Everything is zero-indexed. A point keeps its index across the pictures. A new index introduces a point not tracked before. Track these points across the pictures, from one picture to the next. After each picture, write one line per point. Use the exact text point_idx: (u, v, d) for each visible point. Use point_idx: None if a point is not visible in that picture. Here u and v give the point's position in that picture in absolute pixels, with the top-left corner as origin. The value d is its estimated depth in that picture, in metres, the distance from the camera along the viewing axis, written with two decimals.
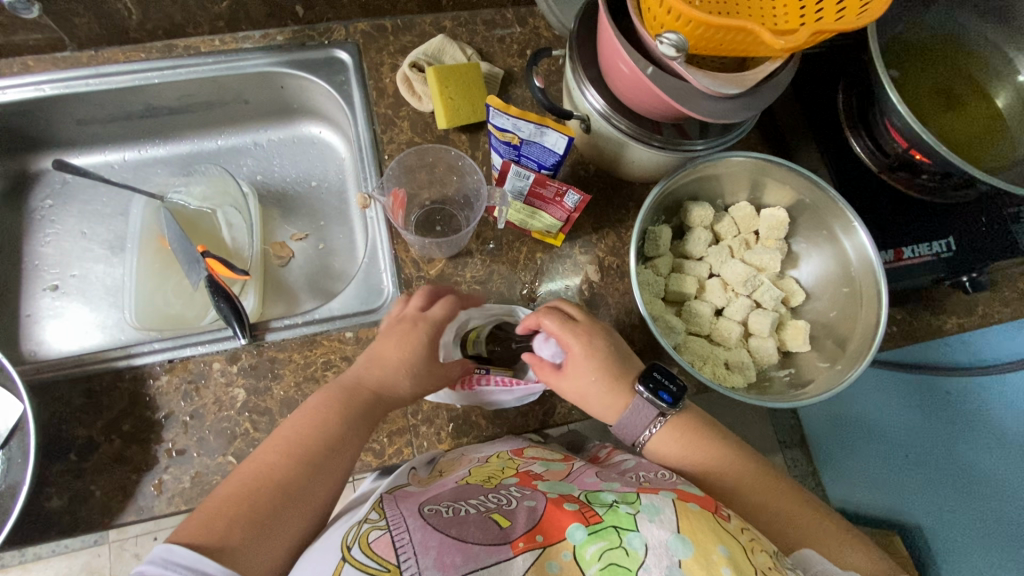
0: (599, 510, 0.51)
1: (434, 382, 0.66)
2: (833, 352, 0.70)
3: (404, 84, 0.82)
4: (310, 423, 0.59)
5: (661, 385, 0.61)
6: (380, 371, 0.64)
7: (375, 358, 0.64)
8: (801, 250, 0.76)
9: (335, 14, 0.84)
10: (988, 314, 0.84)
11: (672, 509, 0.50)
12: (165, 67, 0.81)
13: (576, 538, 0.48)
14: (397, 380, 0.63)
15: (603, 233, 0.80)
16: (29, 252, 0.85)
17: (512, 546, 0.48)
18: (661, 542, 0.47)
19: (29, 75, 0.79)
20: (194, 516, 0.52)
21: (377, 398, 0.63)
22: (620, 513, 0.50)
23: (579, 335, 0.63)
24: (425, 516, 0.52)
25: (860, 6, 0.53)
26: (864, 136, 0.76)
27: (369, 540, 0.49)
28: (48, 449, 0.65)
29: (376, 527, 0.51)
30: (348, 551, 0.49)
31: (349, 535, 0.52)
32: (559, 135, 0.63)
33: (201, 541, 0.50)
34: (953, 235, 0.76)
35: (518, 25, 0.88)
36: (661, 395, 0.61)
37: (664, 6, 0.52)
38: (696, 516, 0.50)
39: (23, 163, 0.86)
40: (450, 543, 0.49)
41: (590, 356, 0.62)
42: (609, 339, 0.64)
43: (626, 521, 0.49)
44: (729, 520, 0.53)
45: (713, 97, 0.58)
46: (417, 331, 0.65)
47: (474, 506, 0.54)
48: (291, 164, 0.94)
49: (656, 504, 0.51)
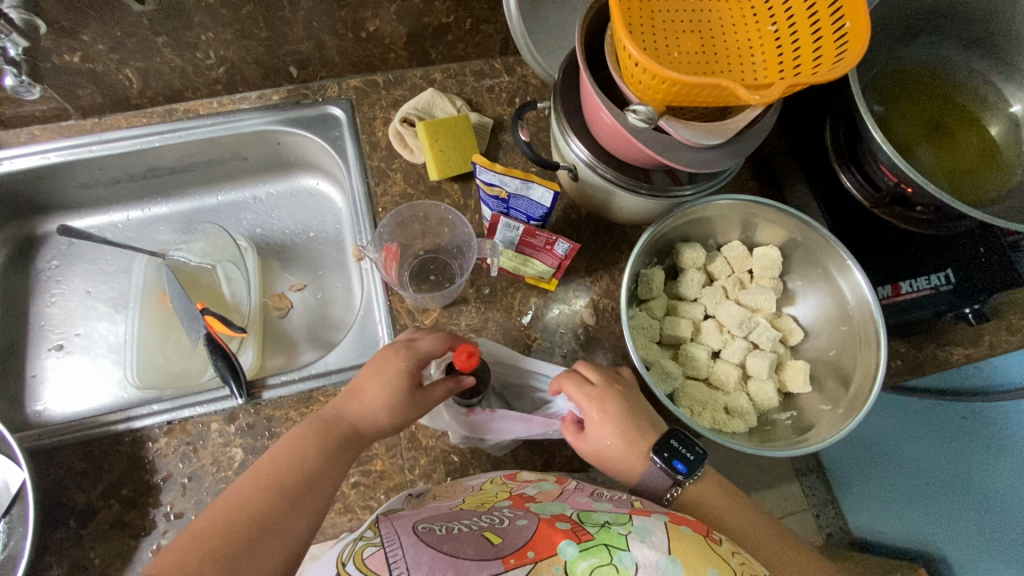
0: (591, 529, 0.51)
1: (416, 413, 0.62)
2: (834, 393, 0.69)
3: (397, 138, 0.84)
4: (295, 455, 0.56)
5: (677, 453, 0.60)
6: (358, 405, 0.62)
7: (360, 387, 0.62)
8: (797, 288, 0.75)
9: (328, 72, 0.87)
10: (996, 343, 0.81)
11: (664, 531, 0.50)
12: (165, 131, 0.84)
13: (568, 554, 0.48)
14: (375, 414, 0.61)
15: (597, 276, 0.80)
16: (35, 313, 0.87)
17: (504, 561, 0.47)
18: (652, 562, 0.47)
19: (35, 144, 0.82)
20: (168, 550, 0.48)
21: (355, 432, 0.60)
22: (612, 532, 0.50)
23: (593, 401, 0.63)
24: (419, 533, 0.53)
25: (835, 58, 0.55)
26: (854, 171, 0.75)
27: (363, 556, 0.50)
28: (48, 516, 0.65)
29: (371, 544, 0.52)
30: (342, 565, 0.50)
31: (345, 551, 0.53)
32: (545, 189, 0.64)
33: None
34: (951, 267, 0.74)
35: (507, 74, 0.90)
36: (675, 464, 0.60)
37: (639, 66, 0.53)
38: (688, 540, 0.50)
39: (31, 227, 0.89)
40: (443, 557, 0.48)
41: (610, 423, 0.63)
42: (624, 407, 0.63)
43: (617, 540, 0.49)
44: (720, 544, 0.52)
45: (694, 147, 0.59)
46: (396, 359, 0.62)
47: (468, 525, 0.54)
48: (289, 217, 0.95)
49: (648, 528, 0.51)
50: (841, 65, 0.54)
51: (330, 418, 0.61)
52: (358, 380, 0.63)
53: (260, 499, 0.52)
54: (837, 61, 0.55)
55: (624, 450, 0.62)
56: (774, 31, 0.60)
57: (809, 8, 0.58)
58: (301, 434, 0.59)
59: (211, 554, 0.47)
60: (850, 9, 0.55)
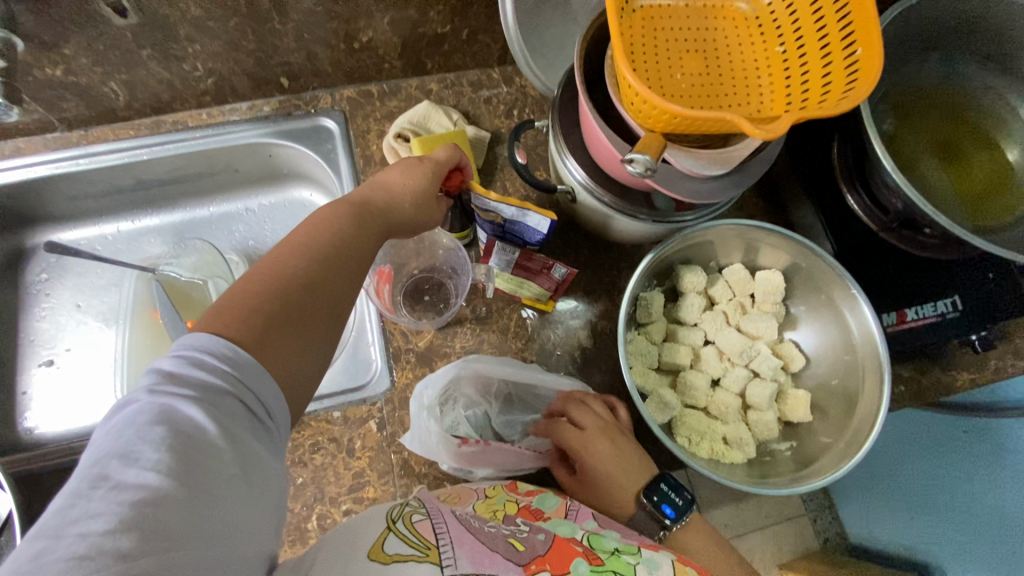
0: (602, 555, 0.51)
1: (431, 222, 0.63)
2: (835, 425, 0.67)
3: (391, 153, 0.81)
4: (320, 226, 0.52)
5: (666, 498, 0.61)
6: (384, 192, 0.58)
7: (383, 179, 0.59)
8: (800, 314, 0.74)
9: (320, 82, 0.85)
10: (1002, 367, 0.79)
11: (670, 568, 0.50)
12: (154, 143, 0.82)
13: (580, 571, 0.48)
14: (403, 202, 0.59)
15: (594, 297, 0.79)
16: (25, 328, 0.86)
17: (527, 567, 0.46)
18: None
19: (21, 158, 0.80)
20: (218, 309, 0.44)
21: (385, 216, 0.57)
22: (621, 560, 0.50)
23: (586, 446, 0.64)
24: (458, 520, 0.52)
25: (846, 87, 0.53)
26: (861, 193, 0.73)
27: (412, 520, 0.49)
28: None
29: (417, 513, 0.51)
30: (392, 523, 0.48)
31: (394, 509, 0.52)
32: (541, 217, 0.62)
33: (240, 336, 0.42)
34: (958, 293, 0.72)
35: (505, 85, 0.88)
36: (663, 508, 0.61)
37: (639, 96, 0.51)
38: None
39: (19, 240, 0.88)
40: (481, 546, 0.47)
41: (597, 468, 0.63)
42: (613, 449, 0.64)
43: (626, 568, 0.49)
44: None
45: (696, 177, 0.57)
46: (423, 168, 0.61)
47: (494, 527, 0.53)
48: (282, 229, 0.93)
49: (655, 561, 0.51)
50: (851, 97, 0.51)
51: (362, 199, 0.56)
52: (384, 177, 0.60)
53: (293, 293, 0.47)
54: (846, 89, 0.53)
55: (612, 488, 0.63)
56: (782, 52, 0.58)
57: (818, 30, 0.56)
58: (333, 209, 0.54)
59: (254, 330, 0.43)
60: (861, 33, 0.53)
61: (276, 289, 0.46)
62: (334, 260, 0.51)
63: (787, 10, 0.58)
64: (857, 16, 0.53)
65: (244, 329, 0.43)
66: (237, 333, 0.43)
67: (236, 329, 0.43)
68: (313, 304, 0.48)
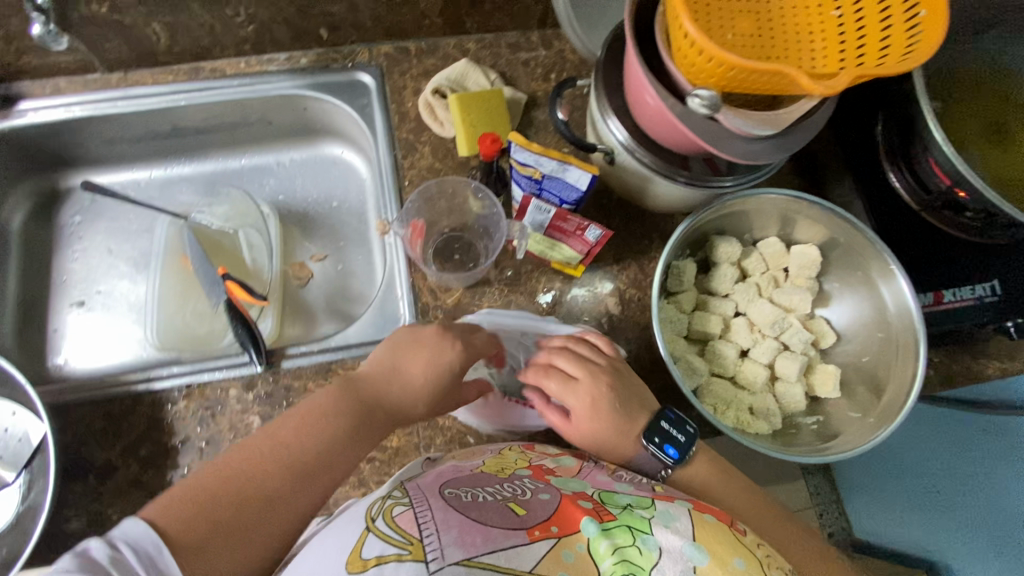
0: (614, 509, 0.51)
1: (448, 402, 0.64)
2: (865, 401, 0.67)
3: (426, 109, 0.81)
4: (299, 433, 0.57)
5: (668, 437, 0.61)
6: (392, 388, 0.62)
7: (397, 364, 0.63)
8: (833, 290, 0.73)
9: (358, 37, 0.84)
10: None
11: (687, 518, 0.51)
12: (192, 89, 0.82)
13: (590, 531, 0.48)
14: (413, 403, 0.62)
15: (624, 264, 0.78)
16: (58, 268, 0.87)
17: (529, 534, 0.48)
18: (677, 547, 0.47)
19: (60, 96, 0.80)
20: (179, 488, 0.52)
21: (379, 410, 0.61)
22: (635, 514, 0.50)
23: (581, 389, 0.62)
24: (445, 498, 0.52)
25: (904, 51, 0.52)
26: (904, 171, 0.72)
27: (393, 514, 0.49)
28: (69, 470, 0.66)
29: (399, 504, 0.51)
30: (372, 521, 0.49)
31: (373, 507, 0.52)
32: (582, 172, 0.61)
33: (169, 525, 0.49)
34: (999, 277, 0.71)
35: (543, 48, 0.86)
36: (667, 449, 0.61)
37: (695, 47, 0.51)
38: (712, 527, 0.50)
39: (55, 181, 0.89)
40: (471, 523, 0.48)
41: (592, 415, 0.62)
42: (608, 396, 0.62)
43: (640, 522, 0.49)
44: (744, 534, 0.52)
45: (744, 137, 0.56)
46: (444, 351, 0.63)
47: (491, 494, 0.53)
48: (313, 185, 0.93)
49: (671, 513, 0.51)
50: (910, 60, 0.51)
51: (357, 388, 0.62)
52: (391, 350, 0.64)
53: (266, 468, 0.54)
54: (906, 52, 0.52)
55: (615, 435, 0.62)
56: (839, 15, 0.56)
57: None
58: (327, 402, 0.59)
59: (198, 535, 0.49)
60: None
61: (234, 476, 0.53)
62: (305, 458, 0.55)
63: None
64: None
65: (188, 530, 0.49)
66: (178, 528, 0.49)
67: (172, 524, 0.49)
68: (266, 509, 0.52)
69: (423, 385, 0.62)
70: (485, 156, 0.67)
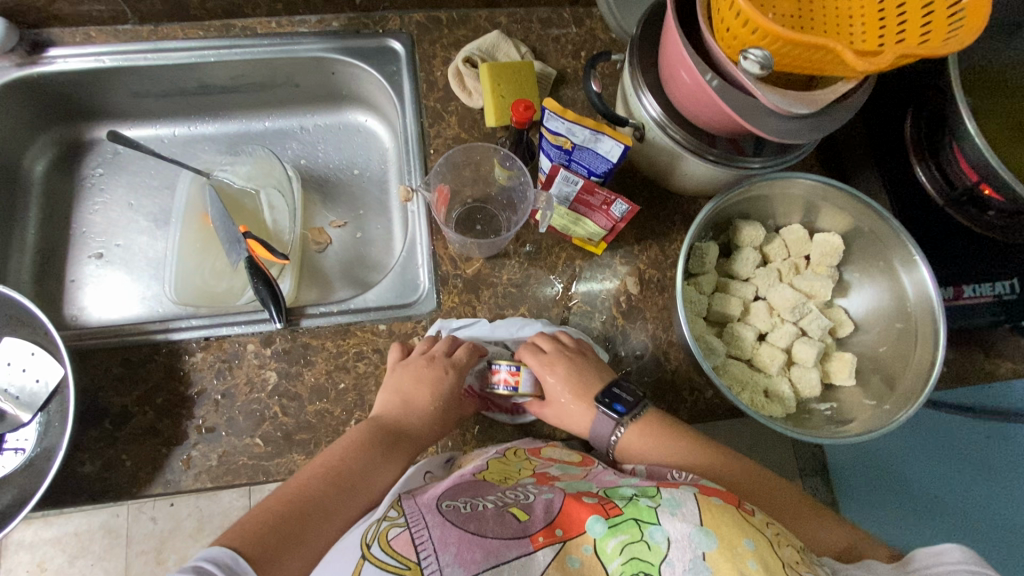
0: (619, 503, 0.50)
1: (460, 413, 0.67)
2: (880, 390, 0.67)
3: (455, 78, 0.81)
4: (343, 455, 0.58)
5: (616, 398, 0.64)
6: (407, 412, 0.63)
7: (406, 396, 0.64)
8: (853, 280, 0.73)
9: (391, 3, 0.84)
10: None
11: (694, 503, 0.48)
12: (222, 46, 0.82)
13: (596, 532, 0.47)
14: (428, 424, 0.64)
15: (645, 244, 0.78)
16: (78, 219, 0.87)
17: (532, 540, 0.47)
18: (684, 536, 0.45)
19: (90, 45, 0.80)
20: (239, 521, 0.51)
21: (402, 430, 0.62)
22: (640, 505, 0.49)
23: (545, 367, 0.66)
24: (443, 512, 0.51)
25: (947, 33, 0.52)
26: (931, 165, 0.72)
27: (389, 537, 0.48)
28: (85, 415, 0.66)
29: (395, 524, 0.50)
30: (367, 548, 0.48)
31: (368, 533, 0.51)
32: (615, 143, 0.62)
33: (245, 544, 0.49)
34: (1017, 276, 0.71)
35: (575, 25, 0.86)
36: (614, 406, 0.63)
37: (739, 18, 0.51)
38: (720, 510, 0.48)
39: (80, 132, 0.89)
40: (470, 538, 0.47)
41: (557, 386, 0.65)
42: (569, 368, 0.65)
43: (646, 514, 0.48)
44: (753, 514, 0.50)
45: (780, 114, 0.56)
46: (445, 379, 0.65)
47: (492, 500, 0.52)
48: (336, 152, 0.93)
49: (676, 499, 0.49)
50: (954, 40, 0.50)
51: (381, 420, 0.63)
52: (394, 385, 0.65)
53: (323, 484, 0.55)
54: (947, 38, 0.52)
55: (575, 407, 0.65)
56: None
57: None
58: (359, 433, 0.61)
59: (265, 547, 0.49)
60: None
61: (298, 496, 0.54)
62: (353, 473, 0.57)
63: None
64: None
65: (257, 543, 0.49)
66: (248, 544, 0.49)
67: (244, 542, 0.49)
68: (327, 520, 0.53)
69: (431, 408, 0.64)
70: (518, 125, 0.67)
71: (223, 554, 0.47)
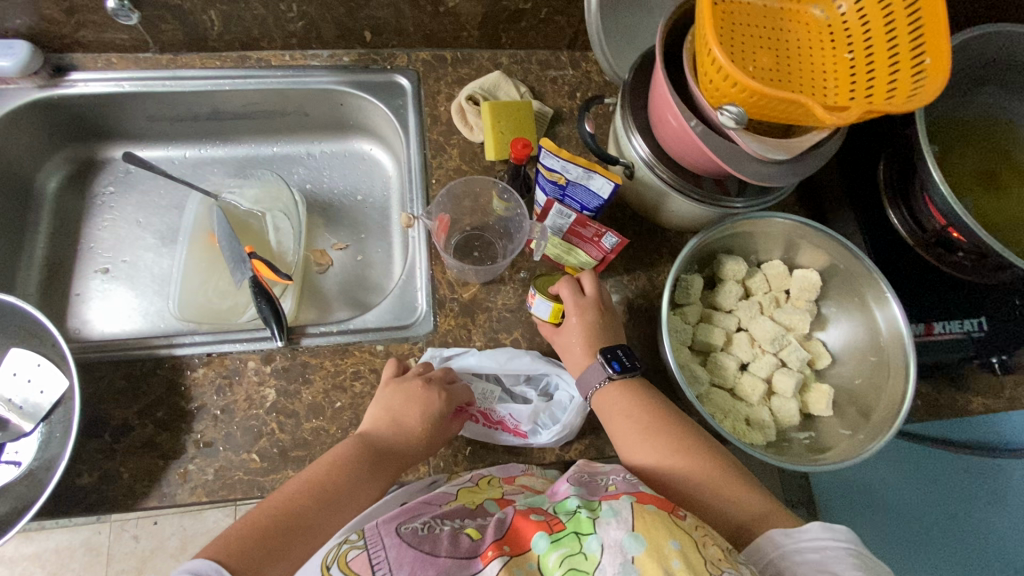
0: (562, 518, 0.52)
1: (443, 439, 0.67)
2: (855, 421, 0.70)
3: (458, 113, 0.86)
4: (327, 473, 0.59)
5: (618, 358, 0.67)
6: (394, 433, 0.65)
7: (397, 416, 0.65)
8: (831, 314, 0.77)
9: (399, 41, 0.89)
10: (1016, 398, 0.82)
11: (629, 511, 0.51)
12: (237, 76, 0.86)
13: (540, 548, 0.49)
14: (413, 445, 0.65)
15: (634, 275, 0.81)
16: (87, 234, 0.90)
17: (481, 556, 0.49)
18: (615, 542, 0.48)
19: (111, 71, 0.84)
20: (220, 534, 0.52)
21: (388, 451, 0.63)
22: (580, 518, 0.51)
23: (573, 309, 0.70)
24: (401, 533, 0.52)
25: (911, 90, 0.57)
26: (903, 210, 0.76)
27: (347, 560, 0.51)
28: (86, 427, 0.67)
29: (355, 547, 0.52)
30: (328, 570, 0.51)
31: (331, 553, 0.53)
32: (605, 180, 0.66)
33: (227, 556, 0.50)
34: (985, 315, 0.76)
35: (571, 68, 0.92)
36: (613, 364, 0.67)
37: (723, 74, 0.55)
38: (652, 516, 0.50)
39: (95, 151, 0.92)
40: (423, 558, 0.49)
41: (577, 329, 0.70)
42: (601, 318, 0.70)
43: (585, 525, 0.50)
44: (685, 519, 0.52)
45: (759, 160, 0.60)
46: (438, 401, 0.66)
47: (449, 523, 0.54)
48: (340, 177, 0.97)
49: (614, 509, 0.51)
50: (917, 98, 0.55)
51: (369, 438, 0.64)
52: (386, 404, 0.66)
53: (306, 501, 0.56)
54: (911, 93, 0.57)
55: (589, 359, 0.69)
56: (850, 59, 0.62)
57: (888, 39, 0.60)
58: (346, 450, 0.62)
59: (248, 559, 0.50)
60: (930, 44, 0.56)
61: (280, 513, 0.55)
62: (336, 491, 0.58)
63: (860, 23, 0.62)
64: (928, 29, 0.57)
65: (241, 556, 0.50)
66: (232, 556, 0.50)
67: (229, 553, 0.50)
68: (307, 536, 0.55)
69: (420, 430, 0.65)
70: (516, 160, 0.71)
71: (209, 567, 0.48)
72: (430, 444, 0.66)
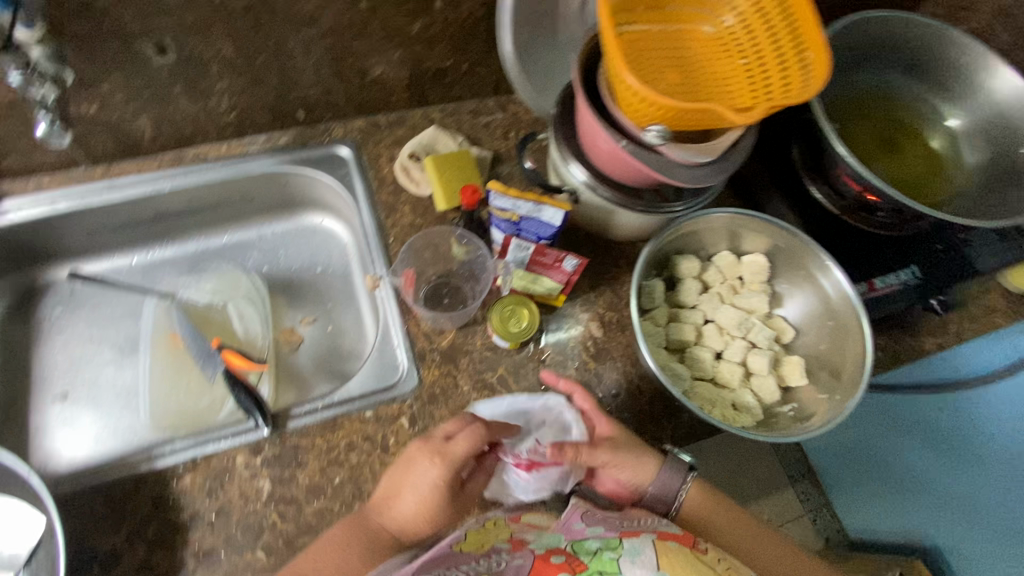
0: (584, 558, 0.57)
1: (457, 500, 0.63)
2: (830, 383, 0.75)
3: (402, 171, 0.89)
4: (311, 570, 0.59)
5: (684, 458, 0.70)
6: (395, 509, 0.62)
7: (396, 492, 0.62)
8: (785, 291, 0.82)
9: (333, 115, 0.92)
10: (962, 331, 0.88)
11: (651, 549, 0.56)
12: (175, 175, 0.87)
13: None
14: (417, 521, 0.61)
15: (600, 290, 0.85)
16: (39, 362, 0.86)
17: None
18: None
19: (44, 191, 0.83)
20: None
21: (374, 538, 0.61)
22: (604, 558, 0.56)
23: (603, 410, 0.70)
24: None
25: (802, 81, 0.64)
26: (823, 184, 0.83)
27: None
28: (73, 563, 0.64)
29: None
30: None
31: None
32: (555, 210, 0.70)
33: None
34: (915, 263, 0.83)
35: (500, 111, 0.97)
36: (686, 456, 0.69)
37: (639, 97, 0.61)
38: (674, 552, 0.56)
39: (36, 275, 0.89)
40: None
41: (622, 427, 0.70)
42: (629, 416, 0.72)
43: (609, 565, 0.55)
44: (705, 552, 0.59)
45: (689, 165, 0.66)
46: (434, 471, 0.60)
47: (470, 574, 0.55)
48: (296, 254, 0.98)
49: (636, 547, 0.56)
50: (809, 89, 0.63)
51: (368, 515, 0.63)
52: (390, 476, 0.63)
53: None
54: (803, 85, 0.64)
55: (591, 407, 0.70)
56: (746, 63, 0.69)
57: (773, 42, 0.67)
58: (332, 537, 0.61)
59: None
60: (809, 41, 0.64)
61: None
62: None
63: (745, 31, 0.70)
64: (802, 29, 0.65)
65: None
66: None
67: None
68: None
69: (418, 505, 0.61)
70: (468, 207, 0.79)
71: None
72: (433, 515, 0.61)
